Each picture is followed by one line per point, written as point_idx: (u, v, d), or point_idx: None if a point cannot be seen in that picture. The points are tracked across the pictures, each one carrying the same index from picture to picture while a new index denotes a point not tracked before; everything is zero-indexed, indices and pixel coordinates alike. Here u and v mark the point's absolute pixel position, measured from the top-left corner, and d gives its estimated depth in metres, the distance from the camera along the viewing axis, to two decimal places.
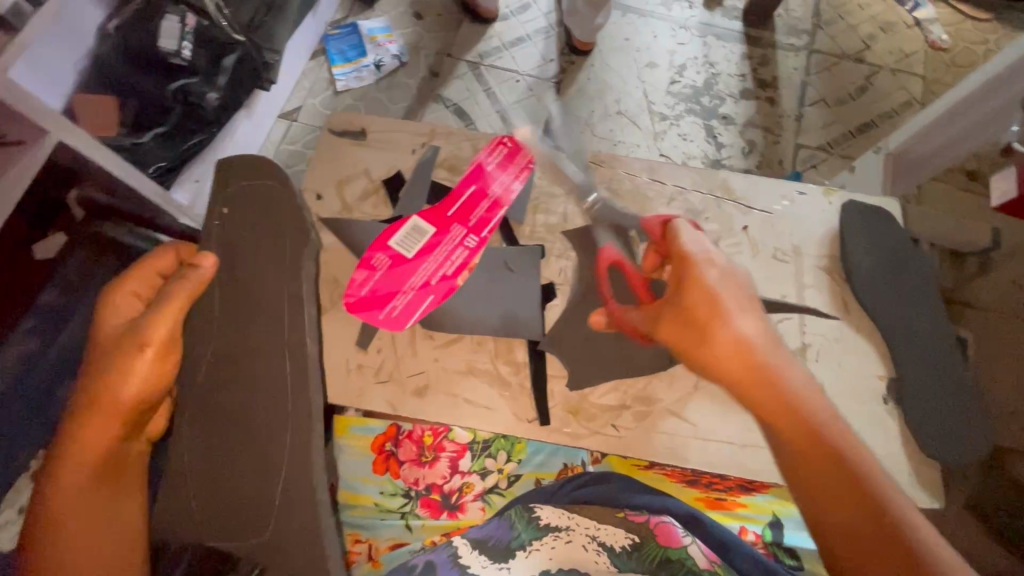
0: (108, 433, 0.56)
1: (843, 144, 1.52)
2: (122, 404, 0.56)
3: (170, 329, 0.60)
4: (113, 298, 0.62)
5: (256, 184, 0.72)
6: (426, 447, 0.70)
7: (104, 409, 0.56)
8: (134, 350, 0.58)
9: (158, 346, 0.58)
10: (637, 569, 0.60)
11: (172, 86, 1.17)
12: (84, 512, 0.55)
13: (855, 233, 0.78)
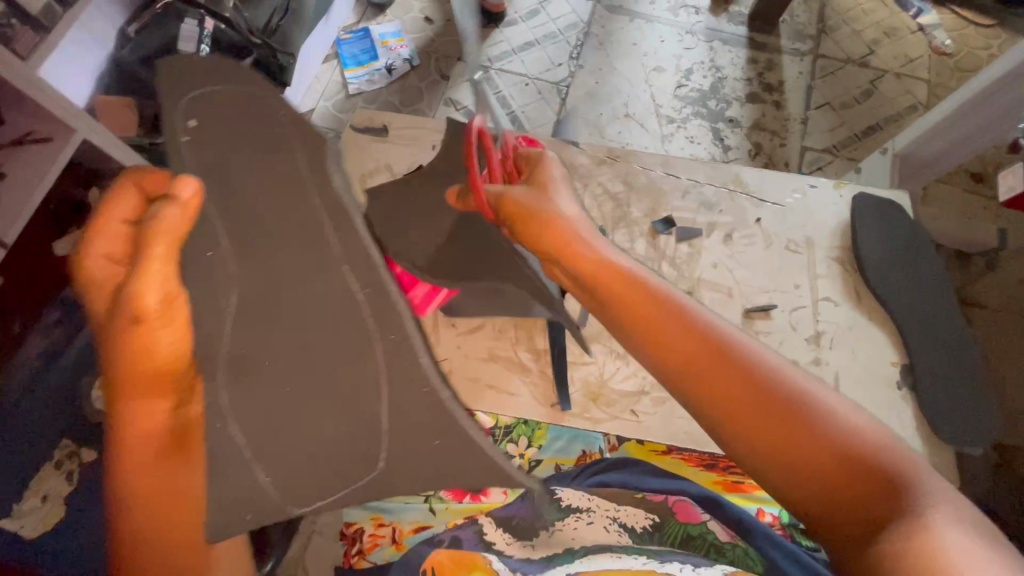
0: (157, 410, 0.43)
1: (849, 147, 1.54)
2: (153, 367, 0.43)
3: (162, 274, 0.45)
4: (85, 263, 0.47)
5: (233, 92, 0.58)
6: None
7: (143, 384, 0.43)
8: (124, 319, 0.43)
9: (146, 301, 0.44)
10: (659, 546, 0.62)
11: None
12: (161, 508, 0.42)
13: (865, 223, 0.80)
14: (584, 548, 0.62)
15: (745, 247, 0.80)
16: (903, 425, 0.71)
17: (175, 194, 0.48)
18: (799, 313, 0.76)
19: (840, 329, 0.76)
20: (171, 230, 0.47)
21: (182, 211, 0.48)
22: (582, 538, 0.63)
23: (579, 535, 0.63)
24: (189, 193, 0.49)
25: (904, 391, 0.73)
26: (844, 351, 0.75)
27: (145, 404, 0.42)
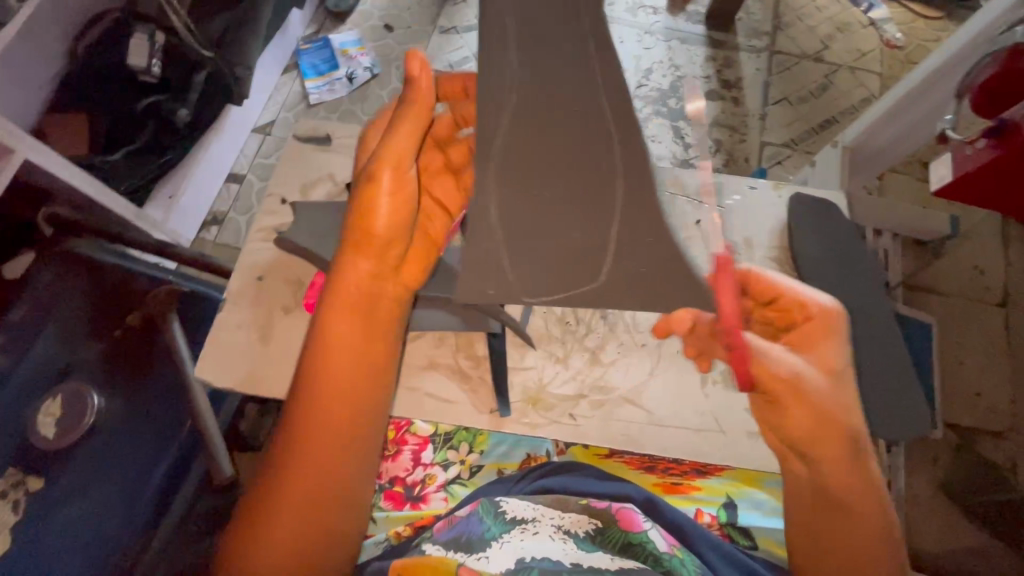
0: (365, 267, 0.55)
1: (807, 141, 1.57)
2: (375, 232, 0.55)
3: (404, 143, 0.55)
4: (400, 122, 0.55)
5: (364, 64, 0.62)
6: (389, 441, 0.75)
7: (361, 241, 0.55)
8: (374, 172, 0.55)
9: (392, 161, 0.55)
10: (602, 550, 0.60)
11: (143, 103, 1.21)
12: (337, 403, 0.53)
13: (800, 223, 0.81)
14: (533, 557, 0.58)
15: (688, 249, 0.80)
16: None
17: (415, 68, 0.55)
18: None
19: None
20: (417, 103, 0.56)
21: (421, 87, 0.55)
22: (530, 547, 0.59)
23: (527, 546, 0.59)
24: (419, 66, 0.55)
25: None
26: None
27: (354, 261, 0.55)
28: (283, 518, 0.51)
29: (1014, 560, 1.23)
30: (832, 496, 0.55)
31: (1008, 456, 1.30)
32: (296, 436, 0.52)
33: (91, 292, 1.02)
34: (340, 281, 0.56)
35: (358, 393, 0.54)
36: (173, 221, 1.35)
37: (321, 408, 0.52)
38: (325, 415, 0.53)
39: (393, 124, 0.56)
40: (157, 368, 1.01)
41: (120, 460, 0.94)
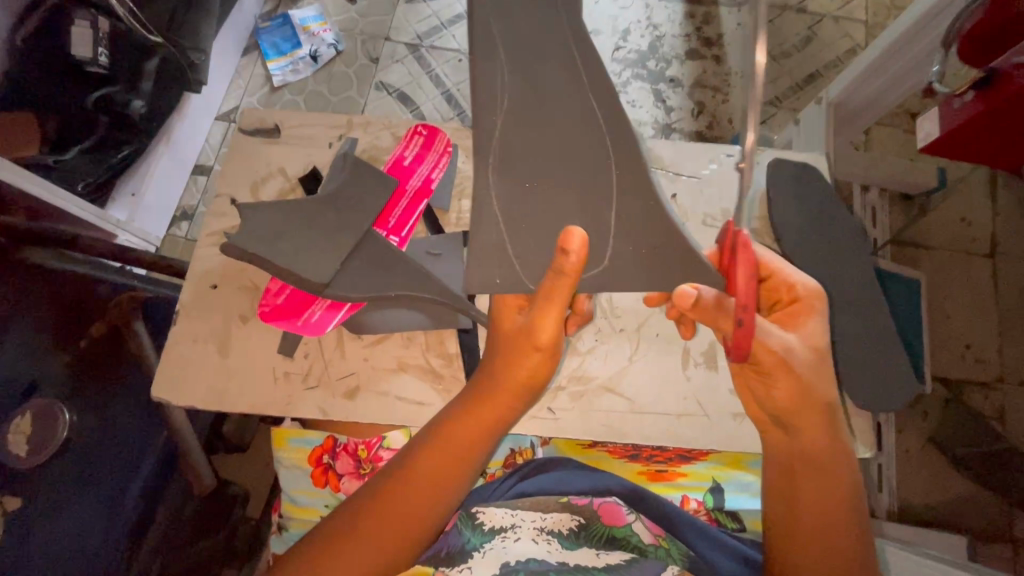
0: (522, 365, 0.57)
1: (791, 98, 1.51)
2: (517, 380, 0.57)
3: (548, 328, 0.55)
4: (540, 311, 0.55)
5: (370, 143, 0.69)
6: (362, 459, 0.71)
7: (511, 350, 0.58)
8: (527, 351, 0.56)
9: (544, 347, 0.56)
10: (586, 547, 0.61)
11: (92, 96, 1.12)
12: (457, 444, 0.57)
13: (782, 191, 0.77)
14: (518, 561, 0.58)
15: None
16: None
17: (570, 248, 0.51)
18: None
19: None
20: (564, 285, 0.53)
21: (576, 263, 0.51)
22: (514, 552, 0.59)
23: (510, 551, 0.59)
24: (579, 246, 0.51)
25: None
26: None
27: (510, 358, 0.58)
28: (372, 538, 0.54)
29: (1002, 507, 1.24)
30: (813, 460, 0.54)
31: (997, 406, 1.30)
32: (374, 509, 0.55)
33: (51, 301, 0.95)
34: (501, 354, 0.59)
35: (445, 484, 0.57)
36: (140, 219, 1.28)
37: (449, 437, 0.57)
38: (415, 489, 0.56)
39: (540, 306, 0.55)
40: (128, 380, 0.97)
41: (96, 477, 0.90)
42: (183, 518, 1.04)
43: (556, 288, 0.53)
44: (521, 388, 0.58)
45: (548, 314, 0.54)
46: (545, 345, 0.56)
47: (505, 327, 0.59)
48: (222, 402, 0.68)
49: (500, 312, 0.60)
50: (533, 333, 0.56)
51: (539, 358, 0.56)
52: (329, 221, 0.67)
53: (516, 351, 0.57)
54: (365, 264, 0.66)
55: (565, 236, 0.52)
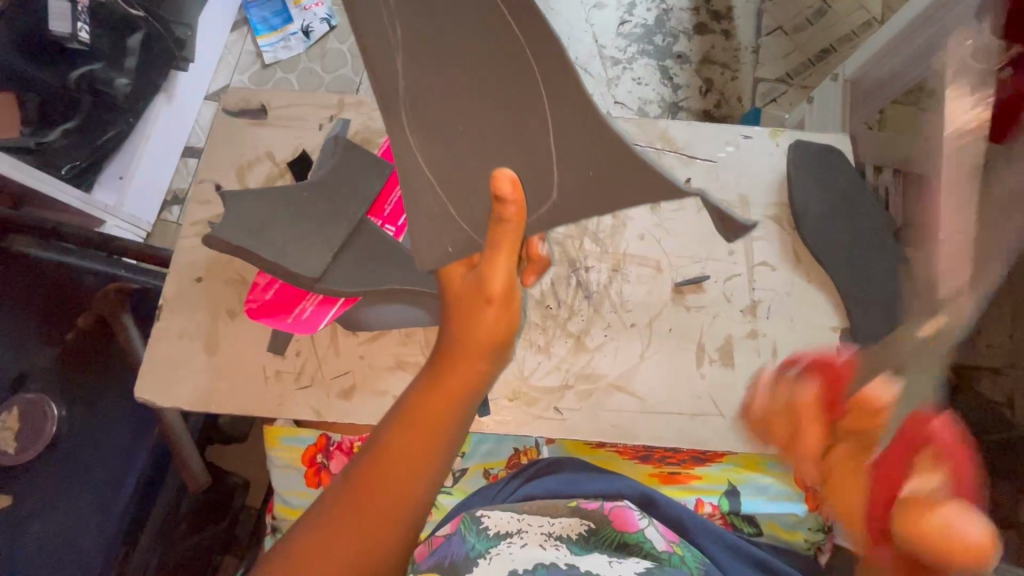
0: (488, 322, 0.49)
1: (803, 74, 1.42)
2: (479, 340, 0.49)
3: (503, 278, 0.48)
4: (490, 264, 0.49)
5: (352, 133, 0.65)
6: None
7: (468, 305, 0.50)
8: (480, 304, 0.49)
9: (499, 298, 0.49)
10: (597, 553, 0.58)
11: (74, 75, 1.04)
12: (422, 436, 0.48)
13: (803, 176, 0.73)
14: (525, 568, 0.54)
15: (676, 213, 0.73)
16: None
17: (501, 193, 0.45)
18: (732, 283, 0.71)
19: (779, 297, 0.70)
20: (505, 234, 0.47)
21: (513, 209, 0.45)
22: (521, 558, 0.55)
23: (516, 557, 0.56)
24: (511, 189, 0.44)
25: None
26: (782, 321, 0.69)
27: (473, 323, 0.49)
28: (333, 557, 0.44)
29: (1009, 495, 1.12)
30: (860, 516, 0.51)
31: (1006, 392, 1.17)
32: (348, 511, 0.46)
33: (36, 292, 0.91)
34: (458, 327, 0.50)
35: (422, 467, 0.47)
36: (130, 205, 1.22)
37: (411, 425, 0.48)
38: (387, 478, 0.47)
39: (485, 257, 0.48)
40: (122, 377, 0.92)
41: (88, 472, 0.86)
42: (181, 516, 0.96)
43: (498, 234, 0.47)
44: (491, 346, 0.49)
45: (496, 263, 0.48)
46: (498, 295, 0.48)
47: (455, 289, 0.51)
48: (211, 401, 0.65)
49: (446, 274, 0.52)
50: (484, 284, 0.48)
51: (495, 311, 0.49)
52: (320, 209, 0.63)
53: (469, 306, 0.49)
54: (359, 256, 0.62)
55: (493, 181, 0.45)
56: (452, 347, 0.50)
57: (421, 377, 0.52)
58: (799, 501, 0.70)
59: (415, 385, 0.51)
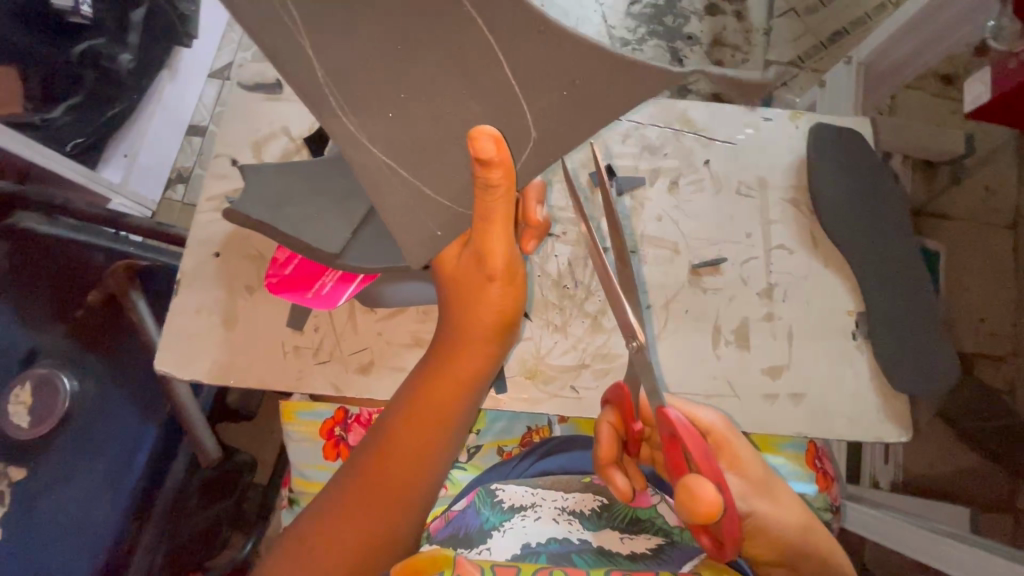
0: (493, 299, 0.51)
1: (814, 57, 1.40)
2: (487, 319, 0.52)
3: (507, 251, 0.49)
4: (490, 236, 0.49)
5: None
6: None
7: (470, 287, 0.51)
8: (485, 281, 0.50)
9: (503, 273, 0.50)
10: (609, 528, 0.59)
11: (77, 49, 1.02)
12: (422, 419, 0.52)
13: (823, 158, 0.72)
14: (538, 541, 0.56)
15: (693, 194, 0.73)
16: (855, 375, 0.68)
17: (479, 158, 0.43)
18: (750, 265, 0.71)
19: (795, 279, 0.71)
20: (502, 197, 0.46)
21: (495, 173, 0.44)
22: (534, 532, 0.58)
23: (529, 531, 0.58)
24: (491, 152, 0.42)
25: (859, 340, 0.69)
26: (798, 304, 0.70)
27: (475, 301, 0.52)
28: (330, 539, 0.49)
29: (1007, 478, 1.14)
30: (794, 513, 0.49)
31: (1007, 379, 1.18)
32: (358, 487, 0.51)
33: (48, 266, 0.92)
34: (462, 310, 0.52)
35: (425, 444, 0.52)
36: (135, 183, 1.22)
37: (411, 410, 0.53)
38: (394, 453, 0.52)
39: (486, 224, 0.48)
40: (132, 352, 0.92)
41: (101, 446, 0.86)
42: (193, 487, 0.98)
43: (486, 205, 0.47)
44: (491, 327, 0.53)
45: (490, 237, 0.49)
46: (500, 271, 0.50)
47: (450, 269, 0.52)
48: (229, 376, 0.65)
49: (439, 256, 0.52)
50: (483, 261, 0.50)
51: (495, 288, 0.51)
52: (339, 186, 0.62)
53: (472, 287, 0.51)
54: (378, 233, 0.62)
55: (475, 141, 0.42)
56: (452, 332, 0.53)
57: (424, 362, 0.55)
58: (806, 482, 0.74)
59: (418, 372, 0.55)
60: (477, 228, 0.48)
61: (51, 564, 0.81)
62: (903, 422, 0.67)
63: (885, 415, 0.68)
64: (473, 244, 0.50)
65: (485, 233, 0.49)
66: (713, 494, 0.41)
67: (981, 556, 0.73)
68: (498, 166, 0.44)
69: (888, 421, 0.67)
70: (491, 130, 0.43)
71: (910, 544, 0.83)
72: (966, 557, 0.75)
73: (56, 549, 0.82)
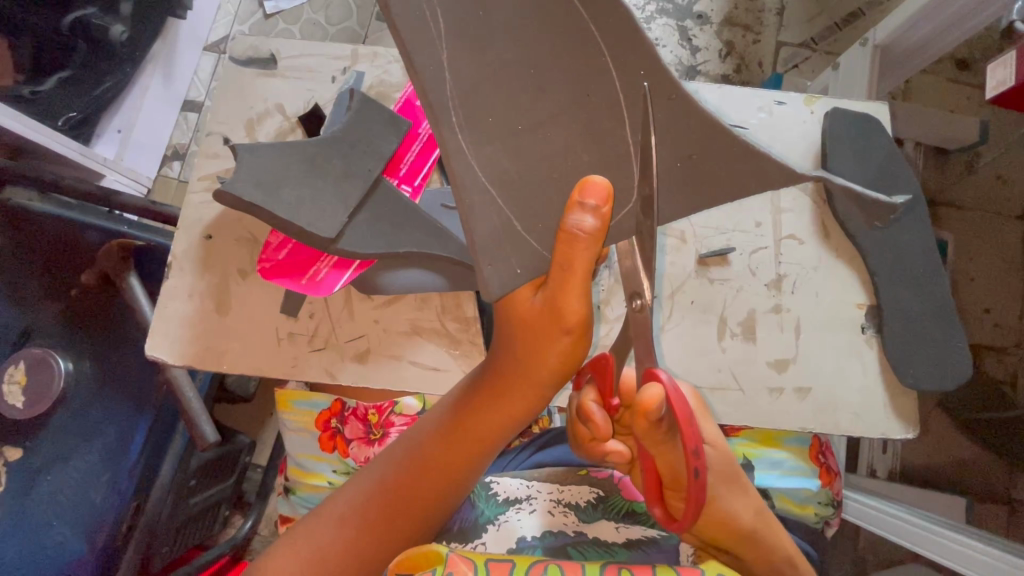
0: (561, 352, 0.46)
1: (829, 39, 1.34)
2: (548, 371, 0.47)
3: (583, 307, 0.44)
4: (567, 288, 0.43)
5: (369, 98, 0.65)
6: (372, 424, 0.71)
7: (536, 335, 0.46)
8: (557, 334, 0.45)
9: (577, 329, 0.44)
10: (605, 519, 0.61)
11: (67, 19, 0.97)
12: (462, 440, 0.52)
13: (839, 145, 0.70)
14: (533, 535, 0.59)
15: None
16: (862, 370, 0.67)
17: (585, 201, 0.41)
18: (760, 255, 0.69)
19: (805, 271, 0.69)
20: (588, 246, 0.41)
21: (597, 217, 0.41)
22: (529, 526, 0.60)
23: (526, 525, 0.60)
24: (600, 197, 0.41)
25: (868, 333, 0.68)
26: (807, 296, 0.69)
27: (542, 351, 0.46)
28: (344, 534, 0.50)
29: (1004, 470, 1.14)
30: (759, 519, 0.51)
31: (1011, 371, 1.16)
32: (380, 503, 0.51)
33: (41, 248, 0.88)
34: (522, 356, 0.47)
35: (453, 472, 0.52)
36: (129, 158, 1.19)
37: (452, 429, 0.52)
38: (419, 473, 0.52)
39: (567, 275, 0.43)
40: (130, 336, 0.88)
41: (97, 427, 0.85)
42: (191, 472, 0.92)
43: (571, 252, 0.42)
44: (555, 375, 0.48)
45: (567, 289, 0.43)
46: (576, 327, 0.44)
47: (521, 312, 0.46)
48: (223, 361, 0.64)
49: (508, 293, 0.47)
50: (558, 312, 0.44)
51: (568, 342, 0.45)
52: (335, 167, 0.60)
53: (541, 337, 0.46)
54: (375, 218, 0.60)
55: (584, 187, 0.42)
56: (510, 375, 0.49)
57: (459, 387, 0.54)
58: (809, 477, 0.73)
59: (451, 399, 0.53)
60: (554, 274, 0.43)
61: (49, 543, 0.81)
62: (908, 419, 0.67)
63: (891, 410, 0.67)
64: (549, 288, 0.44)
65: (563, 284, 0.43)
66: (658, 391, 0.40)
67: (978, 553, 0.73)
68: (592, 222, 0.41)
69: (893, 417, 0.67)
70: (600, 178, 0.43)
71: (907, 537, 0.82)
72: (962, 553, 0.74)
73: (50, 531, 0.82)
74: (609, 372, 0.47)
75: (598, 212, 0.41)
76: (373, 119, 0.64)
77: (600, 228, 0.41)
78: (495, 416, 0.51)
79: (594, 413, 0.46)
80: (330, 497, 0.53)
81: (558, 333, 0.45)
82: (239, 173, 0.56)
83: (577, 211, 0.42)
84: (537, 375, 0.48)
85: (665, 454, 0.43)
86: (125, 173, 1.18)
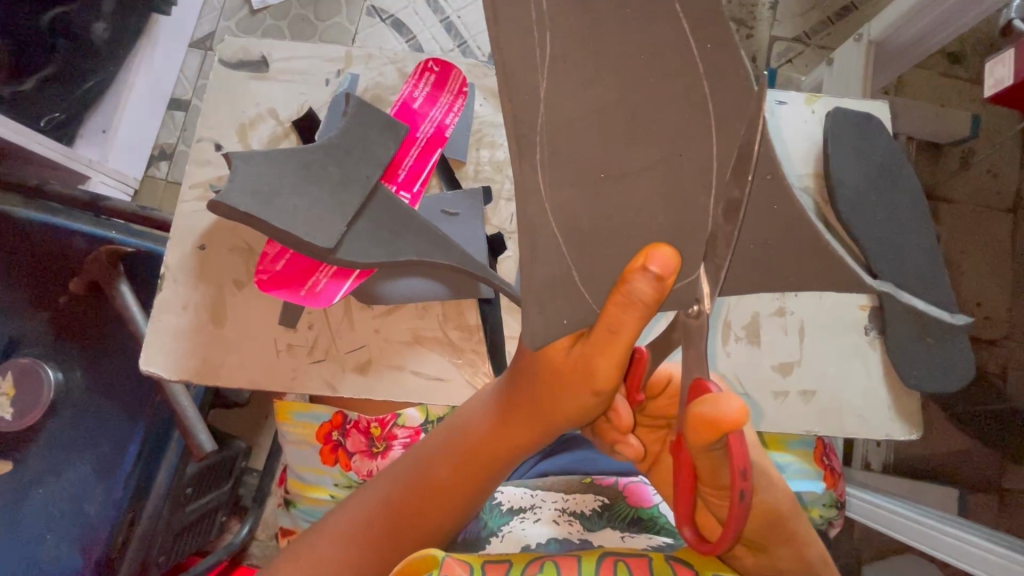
0: (580, 401, 0.46)
1: (821, 33, 1.34)
2: (565, 415, 0.47)
3: (615, 369, 0.44)
4: (604, 348, 0.43)
5: (366, 104, 0.63)
6: (375, 438, 0.70)
7: (559, 379, 0.46)
8: (581, 384, 0.45)
9: (607, 388, 0.45)
10: (610, 527, 0.61)
11: (48, 16, 0.93)
12: (475, 471, 0.52)
13: (841, 146, 0.70)
14: (537, 543, 0.58)
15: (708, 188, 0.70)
16: (866, 372, 0.68)
17: (649, 267, 0.40)
18: None
19: None
20: (635, 315, 0.41)
21: (656, 288, 0.40)
22: (533, 534, 0.59)
23: (529, 533, 0.60)
24: (665, 266, 0.40)
25: (871, 335, 0.68)
26: (810, 298, 0.69)
27: (563, 396, 0.47)
28: (348, 548, 0.50)
29: (994, 461, 1.15)
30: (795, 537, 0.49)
31: (1002, 363, 1.17)
32: (385, 520, 0.51)
33: (27, 255, 0.85)
34: (540, 395, 0.48)
35: (461, 498, 0.52)
36: (115, 159, 1.16)
37: (462, 456, 0.52)
38: (430, 494, 0.52)
39: (610, 335, 0.42)
40: (121, 343, 0.85)
41: (90, 439, 0.83)
42: (186, 481, 0.88)
43: (620, 315, 0.41)
44: (572, 420, 0.48)
45: (607, 352, 0.43)
46: (604, 388, 0.45)
47: (554, 361, 0.46)
48: (220, 375, 0.63)
49: (548, 344, 0.46)
50: (591, 369, 0.44)
51: (591, 396, 0.45)
52: (331, 174, 0.59)
53: (564, 384, 0.46)
54: (374, 227, 0.59)
55: (651, 252, 0.40)
56: (529, 409, 0.49)
57: (471, 410, 0.53)
58: (815, 479, 0.74)
59: (461, 422, 0.53)
60: (598, 334, 0.43)
61: (43, 556, 0.80)
62: (910, 418, 0.67)
63: (893, 411, 0.67)
64: (589, 344, 0.44)
65: (599, 349, 0.43)
66: (740, 403, 0.39)
67: (976, 548, 0.72)
68: (647, 295, 0.40)
69: (896, 417, 0.67)
70: (669, 246, 0.41)
71: (904, 531, 0.82)
72: (962, 549, 0.74)
73: (43, 546, 0.80)
74: (640, 374, 0.48)
75: (651, 292, 0.40)
76: (372, 125, 0.62)
77: (656, 300, 0.40)
78: (506, 450, 0.51)
79: (620, 407, 0.47)
80: (338, 513, 0.52)
81: (582, 386, 0.45)
82: (232, 183, 0.54)
83: (641, 278, 0.40)
84: (554, 417, 0.48)
85: (708, 459, 0.42)
86: (111, 175, 1.15)
